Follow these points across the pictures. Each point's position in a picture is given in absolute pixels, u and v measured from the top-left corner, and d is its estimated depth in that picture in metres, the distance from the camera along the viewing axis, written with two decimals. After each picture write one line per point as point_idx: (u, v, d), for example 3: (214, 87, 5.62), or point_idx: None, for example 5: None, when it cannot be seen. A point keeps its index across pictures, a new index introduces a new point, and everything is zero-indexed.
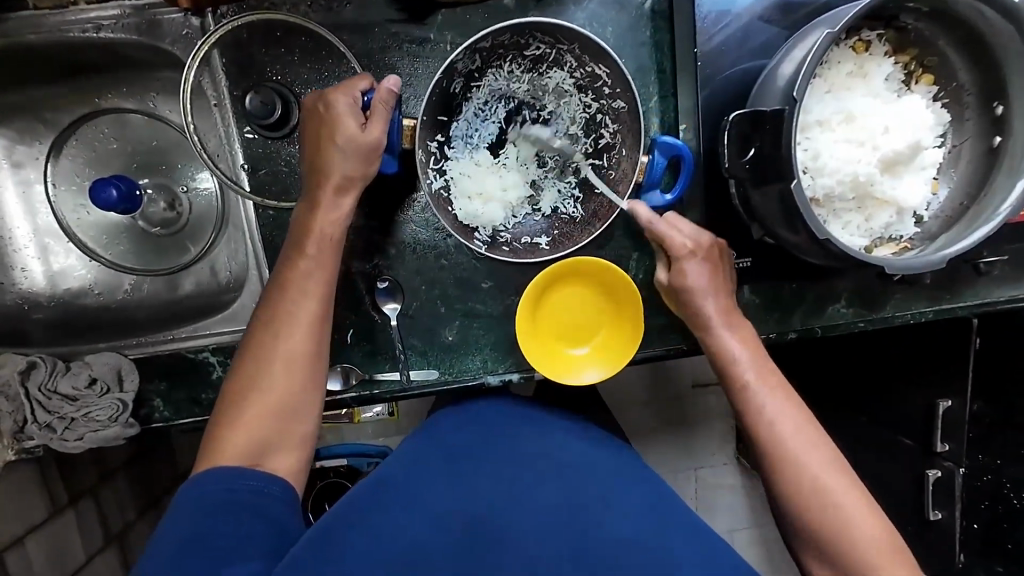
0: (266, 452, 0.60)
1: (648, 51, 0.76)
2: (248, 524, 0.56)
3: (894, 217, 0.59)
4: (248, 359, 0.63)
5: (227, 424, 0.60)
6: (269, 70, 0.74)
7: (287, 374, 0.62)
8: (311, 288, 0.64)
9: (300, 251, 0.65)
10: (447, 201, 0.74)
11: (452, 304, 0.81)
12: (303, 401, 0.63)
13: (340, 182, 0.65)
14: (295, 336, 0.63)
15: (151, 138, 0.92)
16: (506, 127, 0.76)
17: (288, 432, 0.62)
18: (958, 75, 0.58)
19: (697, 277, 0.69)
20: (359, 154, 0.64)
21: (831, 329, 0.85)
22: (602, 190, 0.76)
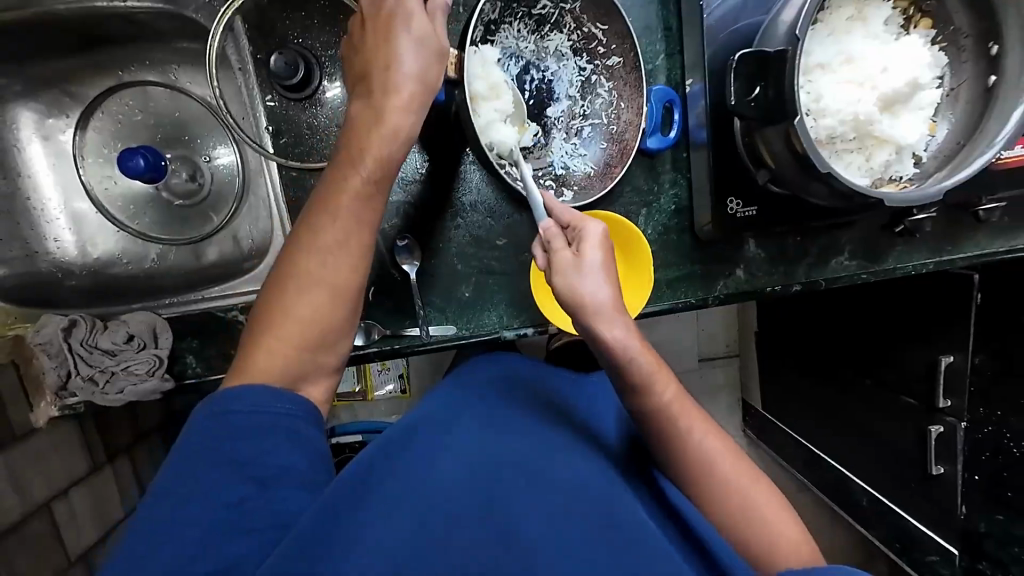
0: (304, 377, 0.60)
1: (654, 11, 0.79)
2: (274, 456, 0.53)
3: (893, 157, 0.62)
4: (292, 278, 0.60)
5: (264, 342, 0.59)
6: (291, 34, 0.77)
7: (328, 303, 0.61)
8: (364, 212, 0.62)
9: (354, 165, 0.61)
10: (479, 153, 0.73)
11: (468, 262, 0.85)
12: (340, 332, 0.62)
13: (409, 98, 0.61)
14: (340, 263, 0.61)
15: (173, 110, 0.96)
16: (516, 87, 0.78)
17: (322, 363, 0.62)
18: (955, 18, 0.60)
19: (596, 266, 0.61)
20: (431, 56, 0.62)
21: (835, 281, 0.89)
22: (609, 144, 0.80)
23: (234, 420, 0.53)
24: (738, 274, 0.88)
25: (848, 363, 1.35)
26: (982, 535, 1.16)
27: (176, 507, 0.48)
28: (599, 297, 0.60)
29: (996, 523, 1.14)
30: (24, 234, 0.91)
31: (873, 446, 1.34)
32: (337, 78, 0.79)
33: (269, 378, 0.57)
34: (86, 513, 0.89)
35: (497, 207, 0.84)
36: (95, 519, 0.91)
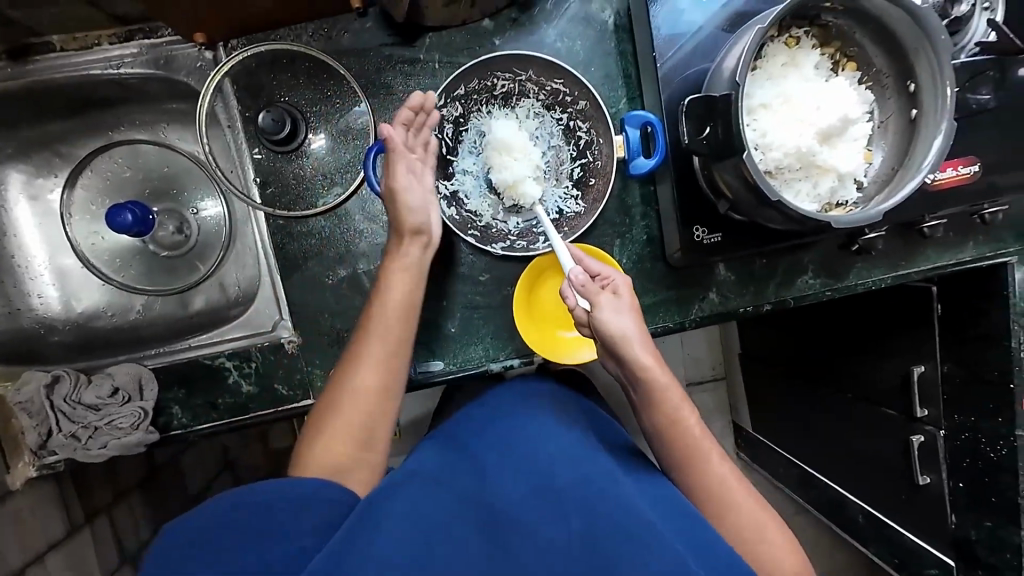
0: (348, 470, 0.69)
1: (614, 61, 0.86)
2: (282, 517, 0.56)
3: (837, 183, 0.68)
4: (332, 389, 0.71)
5: (313, 442, 0.69)
6: (279, 94, 0.82)
7: (366, 407, 0.70)
8: (385, 331, 0.72)
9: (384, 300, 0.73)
10: (469, 231, 0.84)
11: (452, 298, 0.87)
12: (378, 431, 0.71)
13: (413, 230, 0.74)
14: (371, 376, 0.71)
15: (161, 165, 0.99)
16: None
17: (364, 458, 0.70)
18: (876, 61, 0.68)
19: (609, 305, 0.69)
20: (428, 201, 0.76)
21: (801, 299, 0.94)
22: (595, 180, 0.85)
23: (255, 491, 0.57)
24: (712, 297, 0.93)
25: (828, 378, 1.39)
26: (973, 542, 1.17)
27: (186, 563, 0.51)
28: (630, 329, 0.68)
29: (985, 529, 1.15)
30: (8, 292, 0.92)
31: (860, 460, 1.36)
32: (321, 130, 0.84)
33: (316, 474, 0.66)
34: None
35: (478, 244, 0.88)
36: None
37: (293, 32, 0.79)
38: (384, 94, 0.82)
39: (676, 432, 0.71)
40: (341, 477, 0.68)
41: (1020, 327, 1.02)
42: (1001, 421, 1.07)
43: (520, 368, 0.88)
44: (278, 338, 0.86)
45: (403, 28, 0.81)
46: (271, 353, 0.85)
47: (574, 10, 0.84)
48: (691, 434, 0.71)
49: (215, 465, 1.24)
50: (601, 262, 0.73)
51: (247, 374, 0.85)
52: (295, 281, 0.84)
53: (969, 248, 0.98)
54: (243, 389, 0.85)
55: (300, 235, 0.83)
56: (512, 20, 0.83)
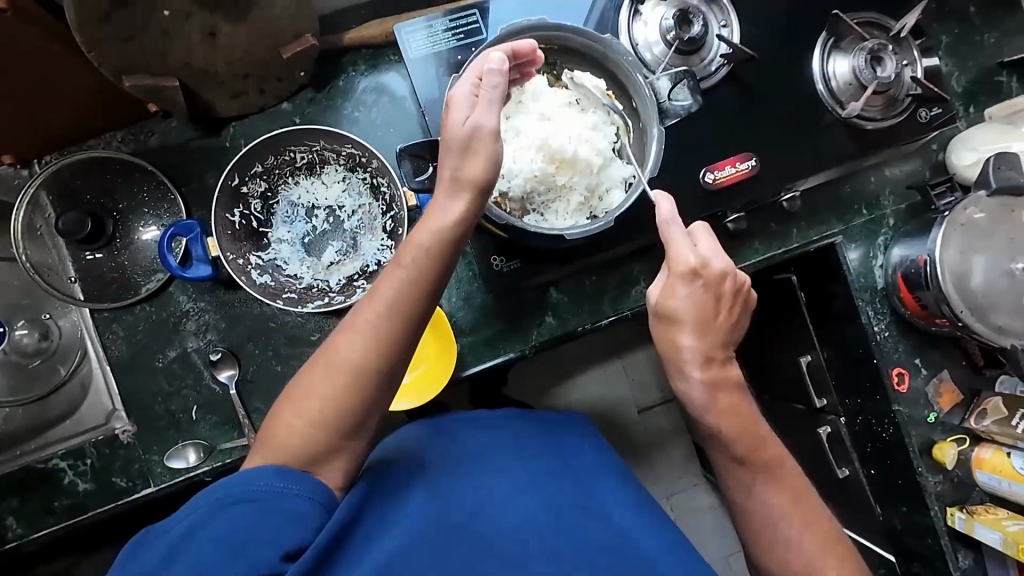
0: (317, 461, 0.60)
1: (412, 120, 0.94)
2: (240, 524, 0.54)
3: (589, 196, 0.72)
4: (324, 359, 0.61)
5: (284, 422, 0.60)
6: (89, 196, 0.87)
7: (347, 383, 0.60)
8: (383, 291, 0.62)
9: (398, 260, 0.63)
10: (284, 295, 0.86)
11: (287, 362, 0.89)
12: (373, 406, 0.62)
13: (452, 179, 0.62)
14: (335, 376, 0.60)
15: (14, 278, 1.04)
16: (312, 224, 0.90)
17: (334, 447, 0.61)
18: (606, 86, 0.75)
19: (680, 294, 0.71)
20: (464, 182, 0.62)
21: (639, 309, 0.97)
22: (404, 229, 0.87)
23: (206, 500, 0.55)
24: (549, 321, 0.95)
25: None
26: (900, 531, 1.11)
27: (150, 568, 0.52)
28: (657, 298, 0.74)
29: (904, 516, 1.09)
30: None
31: None
32: (151, 223, 0.89)
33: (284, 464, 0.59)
34: None
35: None
36: None
37: (104, 141, 0.87)
38: (196, 181, 0.88)
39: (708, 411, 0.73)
40: (311, 467, 0.60)
41: (865, 302, 1.03)
42: (880, 398, 1.05)
43: None
44: (112, 430, 0.85)
45: (206, 121, 0.88)
46: (106, 447, 0.85)
47: (367, 82, 0.93)
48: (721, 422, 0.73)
49: None
50: (685, 235, 0.71)
51: (83, 471, 0.84)
52: (127, 369, 0.86)
53: (794, 235, 1.02)
54: (80, 488, 0.84)
55: (128, 324, 0.86)
56: (310, 100, 0.91)
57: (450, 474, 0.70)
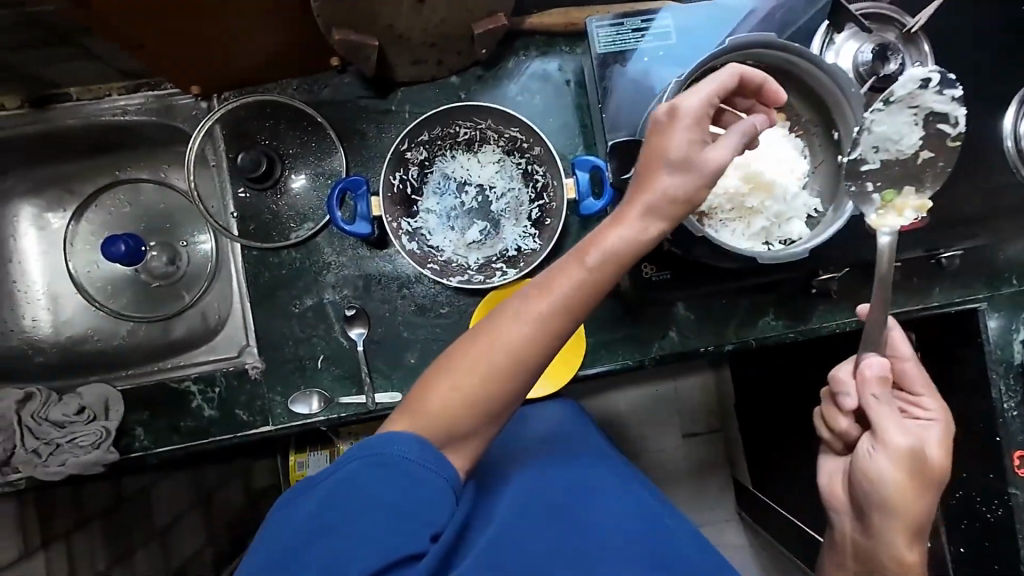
0: (449, 442, 0.58)
1: (571, 112, 0.93)
2: (365, 494, 0.53)
3: (771, 223, 0.71)
4: (488, 342, 0.57)
5: (433, 395, 0.58)
6: (261, 138, 0.91)
7: (509, 369, 0.57)
8: (564, 283, 0.57)
9: (584, 255, 0.57)
10: (428, 264, 0.87)
11: (414, 329, 0.90)
12: (514, 399, 0.59)
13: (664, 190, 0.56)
14: (484, 362, 0.57)
15: (159, 202, 1.06)
16: (460, 199, 0.91)
17: (468, 431, 0.58)
18: (802, 112, 0.73)
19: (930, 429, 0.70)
20: (676, 199, 0.56)
21: (764, 340, 0.94)
22: (551, 220, 0.89)
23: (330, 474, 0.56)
24: (672, 336, 0.93)
25: None
26: None
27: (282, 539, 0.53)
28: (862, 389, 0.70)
29: None
30: (4, 315, 0.99)
31: None
32: (300, 170, 0.91)
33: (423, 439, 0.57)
34: None
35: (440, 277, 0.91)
36: None
37: (279, 86, 0.89)
38: (357, 139, 0.90)
39: (895, 503, 0.67)
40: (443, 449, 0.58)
41: (999, 376, 0.97)
42: (995, 477, 0.98)
43: None
44: (243, 364, 0.88)
45: (378, 83, 0.90)
46: (235, 379, 0.88)
47: (534, 68, 0.93)
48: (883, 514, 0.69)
49: None
50: (926, 380, 0.72)
51: (211, 398, 0.87)
52: (265, 308, 0.89)
53: (936, 294, 0.98)
54: (205, 413, 0.87)
55: (273, 265, 0.89)
56: (477, 77, 0.92)
57: (541, 476, 0.73)
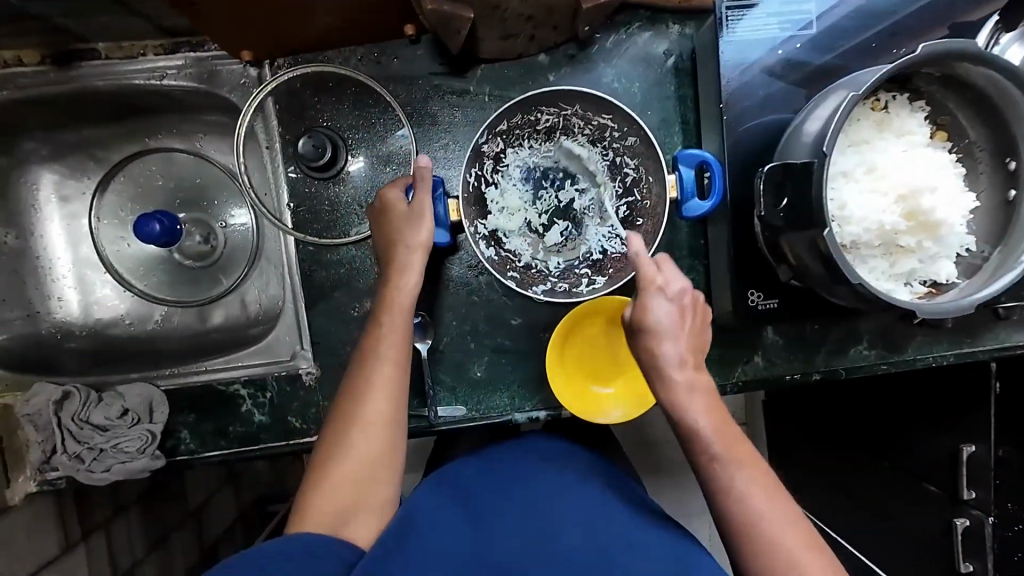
0: (348, 518, 0.61)
1: (672, 105, 0.81)
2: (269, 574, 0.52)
3: (920, 264, 0.61)
4: (331, 425, 0.64)
5: (313, 490, 0.61)
6: (320, 119, 0.79)
7: (369, 437, 0.63)
8: (387, 354, 0.65)
9: (378, 320, 0.67)
10: (509, 272, 0.78)
11: (481, 341, 0.83)
12: (387, 468, 0.63)
13: (407, 249, 0.67)
14: (375, 433, 0.63)
15: (194, 175, 0.96)
16: (536, 195, 0.81)
17: (369, 500, 0.62)
18: (969, 133, 0.62)
19: (664, 314, 0.62)
20: (415, 247, 0.67)
21: (855, 370, 0.87)
22: (642, 220, 0.79)
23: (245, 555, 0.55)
24: (757, 360, 0.85)
25: None
26: None
27: None
28: (702, 417, 0.61)
29: None
30: (29, 295, 0.90)
31: None
32: (360, 154, 0.80)
33: (319, 523, 0.59)
34: None
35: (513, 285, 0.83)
36: None
37: (342, 56, 0.77)
38: (429, 123, 0.79)
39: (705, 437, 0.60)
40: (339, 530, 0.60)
41: None
42: None
43: (546, 421, 0.83)
44: (297, 369, 0.81)
45: (456, 58, 0.77)
46: (288, 384, 0.81)
47: (634, 50, 0.80)
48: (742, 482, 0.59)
49: (217, 479, 1.21)
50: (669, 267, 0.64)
51: (261, 403, 0.81)
52: (319, 310, 0.80)
53: None
54: (255, 419, 0.81)
55: (331, 263, 0.80)
56: (569, 57, 0.79)
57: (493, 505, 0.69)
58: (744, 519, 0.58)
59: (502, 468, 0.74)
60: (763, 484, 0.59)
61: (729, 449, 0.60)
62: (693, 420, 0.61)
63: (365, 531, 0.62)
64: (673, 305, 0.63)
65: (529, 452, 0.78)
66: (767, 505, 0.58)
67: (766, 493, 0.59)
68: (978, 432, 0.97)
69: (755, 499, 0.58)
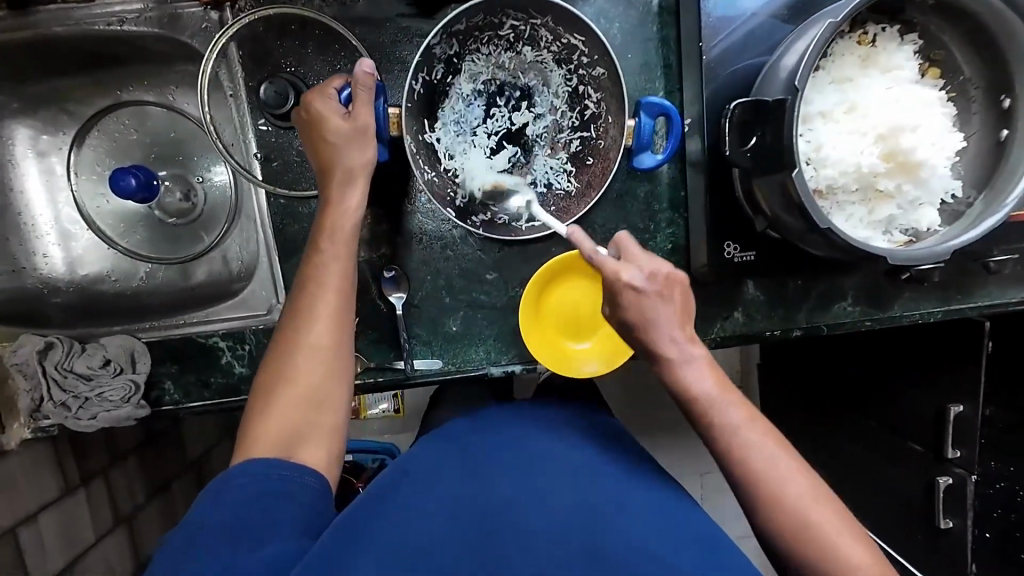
0: (298, 442, 0.61)
1: (654, 47, 0.77)
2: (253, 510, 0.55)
3: (900, 210, 0.59)
4: (273, 353, 0.64)
5: (258, 417, 0.61)
6: (284, 63, 0.77)
7: (311, 360, 0.63)
8: (330, 280, 0.65)
9: (317, 246, 0.66)
10: (447, 196, 0.76)
11: (457, 295, 0.82)
12: (332, 388, 0.63)
13: (346, 172, 0.66)
14: (316, 357, 0.63)
15: (168, 129, 0.95)
16: (489, 113, 0.77)
17: (317, 423, 0.62)
18: (964, 69, 0.58)
19: (650, 308, 0.58)
20: (357, 168, 0.67)
21: (837, 327, 0.85)
22: (593, 160, 0.77)
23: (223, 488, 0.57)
24: (736, 316, 0.83)
25: None
26: None
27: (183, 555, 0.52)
28: (708, 395, 0.58)
29: None
30: (13, 251, 0.91)
31: None
32: None
33: (267, 447, 0.59)
34: (54, 540, 0.86)
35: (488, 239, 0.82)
36: (65, 547, 0.88)
37: None
38: (397, 69, 0.75)
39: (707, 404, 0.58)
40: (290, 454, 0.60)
41: None
42: None
43: (522, 374, 0.83)
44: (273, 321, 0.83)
45: None
46: (265, 336, 0.82)
47: None
48: (750, 439, 0.57)
49: (215, 431, 1.26)
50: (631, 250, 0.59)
51: (240, 356, 0.82)
52: (292, 264, 0.80)
53: None
54: (235, 371, 0.82)
55: (303, 217, 0.79)
56: None
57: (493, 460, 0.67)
58: (771, 495, 0.56)
59: (502, 431, 0.74)
60: (779, 450, 0.57)
61: (731, 404, 0.58)
62: (697, 396, 0.59)
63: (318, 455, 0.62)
64: (649, 292, 0.57)
65: (529, 417, 0.77)
66: (775, 459, 0.57)
67: (771, 444, 0.57)
68: (964, 391, 0.95)
69: (760, 456, 0.57)
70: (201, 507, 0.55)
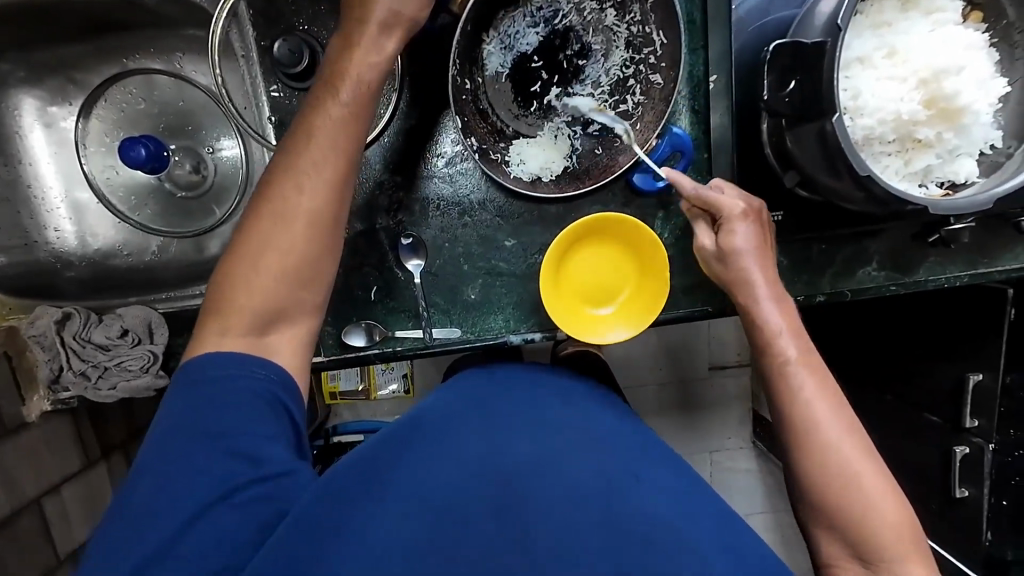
0: (275, 320, 0.58)
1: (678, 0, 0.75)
2: (249, 420, 0.53)
3: (937, 160, 0.57)
4: (264, 205, 0.58)
5: (236, 279, 0.57)
6: (298, 22, 0.75)
7: (306, 230, 0.58)
8: (341, 144, 0.60)
9: (335, 91, 0.60)
10: (461, 112, 0.73)
11: (475, 263, 0.81)
12: (319, 268, 0.59)
13: (384, 20, 0.60)
14: (313, 228, 0.58)
15: (177, 98, 0.93)
16: (539, 51, 0.75)
17: (297, 305, 0.59)
18: (1008, 12, 0.56)
19: (743, 238, 0.67)
20: (401, 19, 0.61)
21: (862, 292, 0.81)
22: (602, 151, 0.78)
23: (218, 372, 0.54)
24: None
25: None
26: None
27: (177, 458, 0.50)
28: (780, 323, 0.65)
29: None
30: (24, 224, 0.90)
31: None
32: None
33: (242, 310, 0.56)
34: (78, 511, 0.87)
35: (505, 205, 0.81)
36: (88, 519, 0.89)
37: None
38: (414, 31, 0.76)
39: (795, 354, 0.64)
40: (262, 333, 0.57)
41: None
42: None
43: (541, 343, 0.82)
44: None
45: None
46: None
47: None
48: (818, 403, 0.62)
49: None
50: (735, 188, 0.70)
51: None
52: None
53: None
54: None
55: None
56: None
57: (518, 410, 0.66)
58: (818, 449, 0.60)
59: (519, 388, 0.72)
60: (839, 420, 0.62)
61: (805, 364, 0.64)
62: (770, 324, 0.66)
63: (287, 346, 0.59)
64: (749, 219, 0.68)
65: (531, 381, 0.75)
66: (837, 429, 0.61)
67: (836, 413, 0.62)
68: (986, 360, 0.93)
69: (830, 427, 0.61)
70: (187, 400, 0.53)
